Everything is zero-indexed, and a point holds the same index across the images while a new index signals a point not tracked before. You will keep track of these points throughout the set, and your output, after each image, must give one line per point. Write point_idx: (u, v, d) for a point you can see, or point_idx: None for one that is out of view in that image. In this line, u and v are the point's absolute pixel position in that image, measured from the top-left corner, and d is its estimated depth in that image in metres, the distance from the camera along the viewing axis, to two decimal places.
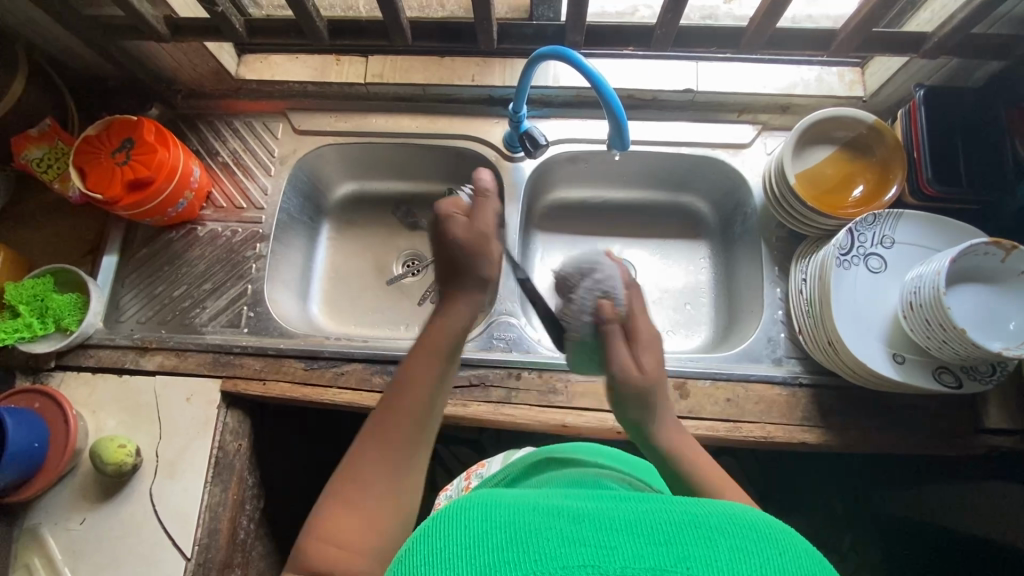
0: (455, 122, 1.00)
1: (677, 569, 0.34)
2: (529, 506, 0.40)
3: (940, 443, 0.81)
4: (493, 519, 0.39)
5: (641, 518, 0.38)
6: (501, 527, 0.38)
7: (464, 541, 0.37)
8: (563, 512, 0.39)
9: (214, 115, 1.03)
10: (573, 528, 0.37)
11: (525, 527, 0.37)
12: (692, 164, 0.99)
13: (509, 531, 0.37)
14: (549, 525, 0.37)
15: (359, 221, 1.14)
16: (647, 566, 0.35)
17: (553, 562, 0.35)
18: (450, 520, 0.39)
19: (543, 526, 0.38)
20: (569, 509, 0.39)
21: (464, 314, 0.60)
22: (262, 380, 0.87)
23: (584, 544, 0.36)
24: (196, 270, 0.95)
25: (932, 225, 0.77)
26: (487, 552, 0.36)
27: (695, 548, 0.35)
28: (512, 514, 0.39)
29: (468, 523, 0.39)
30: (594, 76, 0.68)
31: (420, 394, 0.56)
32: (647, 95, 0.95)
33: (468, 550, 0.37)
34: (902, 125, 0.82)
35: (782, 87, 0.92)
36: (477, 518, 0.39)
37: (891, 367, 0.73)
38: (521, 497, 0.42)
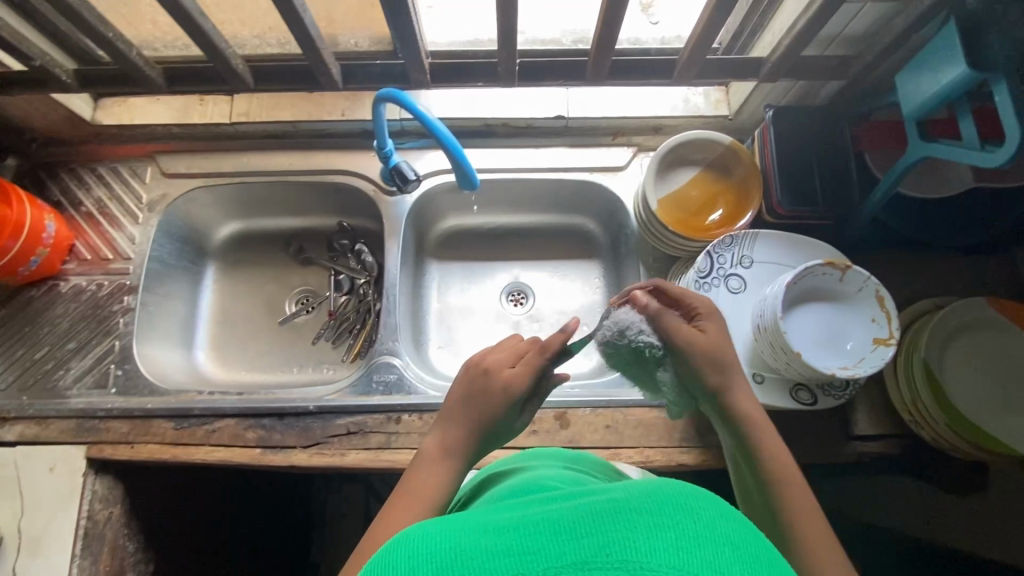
0: (331, 157, 0.97)
1: (595, 562, 0.30)
2: (458, 529, 0.36)
3: (814, 453, 0.83)
4: (426, 549, 0.34)
5: (563, 514, 0.34)
6: (427, 556, 0.34)
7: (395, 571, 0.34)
8: (491, 528, 0.35)
9: (77, 162, 0.98)
10: (496, 541, 0.34)
11: (447, 545, 0.34)
12: (574, 188, 0.99)
13: (435, 560, 0.33)
14: (471, 540, 0.34)
15: (248, 260, 1.10)
16: (568, 561, 0.31)
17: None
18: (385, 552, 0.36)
19: (470, 544, 0.34)
20: (497, 525, 0.36)
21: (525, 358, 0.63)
22: (129, 444, 0.83)
23: (505, 554, 0.32)
24: (58, 329, 0.90)
25: (787, 243, 0.79)
26: None
27: (613, 531, 0.31)
28: (444, 537, 0.35)
29: (398, 562, 0.34)
30: (426, 118, 0.70)
31: (467, 434, 0.59)
32: (521, 123, 0.95)
33: None
34: (757, 146, 0.84)
35: (652, 110, 0.93)
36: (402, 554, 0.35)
37: (751, 388, 0.74)
38: (454, 520, 0.38)
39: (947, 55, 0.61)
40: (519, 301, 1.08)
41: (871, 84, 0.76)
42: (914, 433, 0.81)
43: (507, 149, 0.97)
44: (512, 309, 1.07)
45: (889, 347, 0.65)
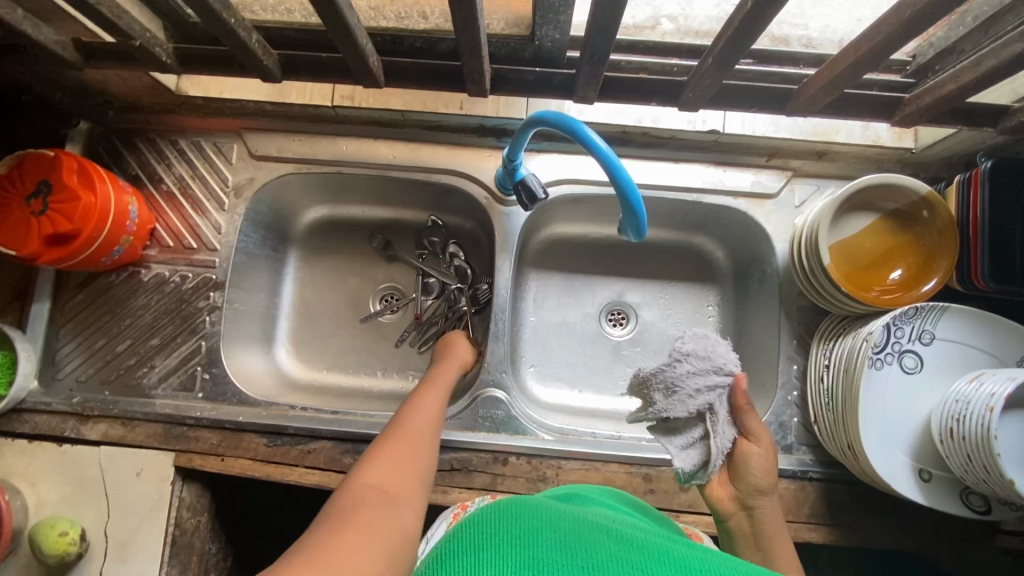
0: (440, 153, 0.85)
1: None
2: (579, 524, 0.45)
3: (953, 544, 0.76)
4: (551, 527, 0.43)
5: (690, 559, 0.40)
6: (554, 533, 0.42)
7: (520, 532, 0.42)
8: (612, 533, 0.44)
9: (156, 132, 0.88)
10: (621, 549, 0.41)
11: (573, 532, 0.42)
12: (709, 211, 0.88)
13: (558, 531, 0.42)
14: (597, 537, 0.42)
15: (331, 249, 1.01)
16: None
17: (595, 565, 0.38)
18: (513, 513, 0.45)
19: (599, 547, 0.41)
20: (618, 535, 0.44)
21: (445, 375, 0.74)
22: (220, 457, 0.78)
23: (628, 559, 0.39)
24: (140, 322, 0.84)
25: (980, 323, 0.68)
26: (537, 547, 0.40)
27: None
28: (570, 531, 0.43)
29: (524, 522, 0.43)
30: (595, 146, 0.59)
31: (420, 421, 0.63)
32: (665, 133, 0.81)
33: (518, 539, 0.41)
34: (959, 199, 0.70)
35: (819, 132, 0.80)
36: (526, 521, 0.43)
37: (916, 484, 0.66)
38: (571, 517, 0.47)
39: None
40: (620, 323, 0.99)
41: None
42: None
43: (642, 162, 0.84)
44: (613, 331, 0.98)
45: None
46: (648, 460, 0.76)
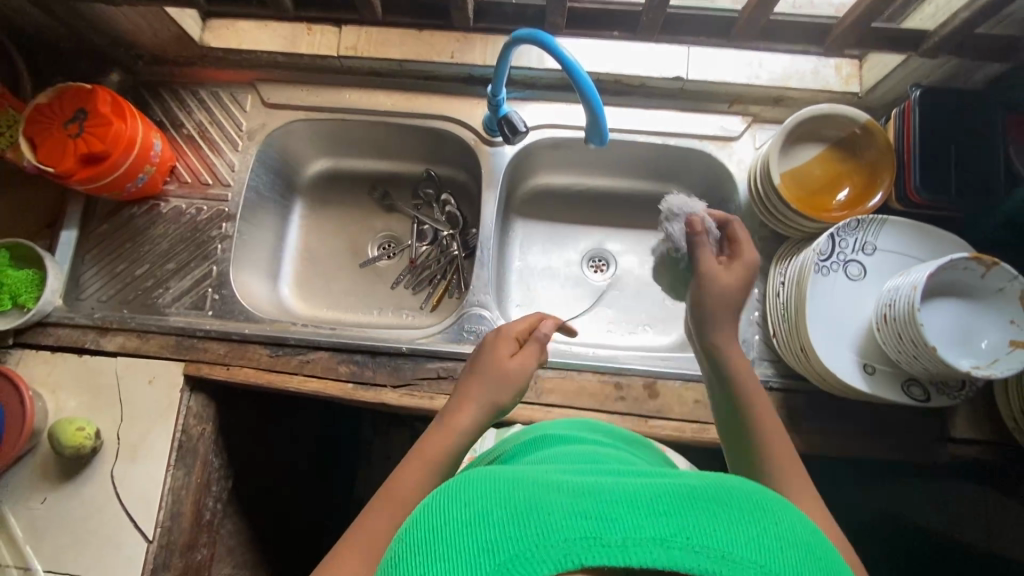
0: (433, 101, 0.95)
1: (675, 540, 0.33)
2: (524, 482, 0.38)
3: (906, 451, 0.81)
4: (499, 491, 0.37)
5: (641, 490, 0.36)
6: (502, 500, 0.36)
7: (463, 520, 0.36)
8: (561, 485, 0.37)
9: (179, 83, 0.97)
10: (574, 501, 0.35)
11: (522, 498, 0.36)
12: (677, 155, 0.95)
13: (507, 504, 0.35)
14: (546, 497, 0.36)
15: (333, 200, 1.10)
16: (654, 537, 0.33)
17: (556, 535, 0.33)
18: (448, 502, 0.37)
19: (550, 501, 0.35)
20: (569, 485, 0.37)
21: (495, 378, 0.64)
22: (225, 366, 0.85)
23: (587, 515, 0.34)
24: (158, 249, 0.92)
25: (916, 233, 0.75)
26: (487, 528, 0.35)
27: (695, 516, 0.34)
28: (517, 489, 0.37)
29: (467, 499, 0.37)
30: (566, 60, 0.67)
31: (466, 418, 0.62)
32: (635, 81, 0.91)
33: (467, 526, 0.35)
34: (896, 127, 0.78)
35: (776, 77, 0.88)
36: (472, 486, 0.38)
37: (861, 377, 0.72)
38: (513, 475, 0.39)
39: None
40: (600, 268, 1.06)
41: None
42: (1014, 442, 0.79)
43: (616, 107, 0.93)
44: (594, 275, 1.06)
45: None
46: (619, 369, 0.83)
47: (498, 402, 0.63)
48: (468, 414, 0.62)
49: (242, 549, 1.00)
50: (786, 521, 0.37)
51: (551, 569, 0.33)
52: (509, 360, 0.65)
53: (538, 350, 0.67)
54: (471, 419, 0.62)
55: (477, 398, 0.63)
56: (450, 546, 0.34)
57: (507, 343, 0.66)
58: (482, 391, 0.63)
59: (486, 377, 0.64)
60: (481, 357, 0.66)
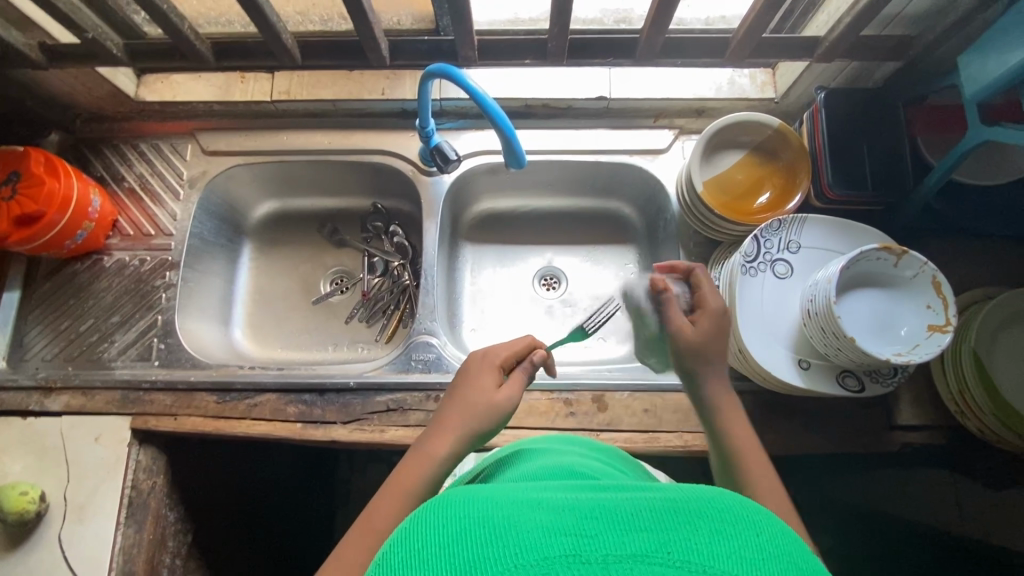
0: (369, 136, 0.97)
1: (657, 556, 0.33)
2: (510, 501, 0.39)
3: (858, 443, 0.82)
4: (474, 513, 0.37)
5: (618, 507, 0.37)
6: (478, 521, 0.36)
7: (443, 537, 0.36)
8: (542, 505, 0.38)
9: (119, 138, 0.99)
10: (552, 519, 0.36)
11: (502, 520, 0.36)
12: (612, 171, 0.98)
13: (491, 524, 0.36)
14: (530, 516, 0.36)
15: (282, 239, 1.11)
16: (631, 551, 0.33)
17: (537, 554, 0.33)
18: (426, 524, 0.37)
19: (528, 522, 0.36)
20: (552, 504, 0.38)
21: (467, 425, 0.61)
22: (172, 416, 0.84)
23: (565, 533, 0.34)
24: (103, 303, 0.92)
25: (836, 228, 0.77)
26: (465, 546, 0.35)
27: (676, 530, 0.35)
28: (497, 510, 0.37)
29: (443, 519, 0.37)
30: (475, 90, 0.69)
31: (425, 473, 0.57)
32: (562, 104, 0.94)
33: (443, 545, 0.35)
34: (807, 128, 0.82)
35: (696, 91, 0.91)
36: (454, 506, 0.38)
37: (796, 373, 0.73)
38: (494, 492, 0.40)
39: (1017, 39, 0.61)
40: (553, 285, 1.08)
41: (928, 66, 0.75)
42: (956, 423, 0.80)
43: (546, 129, 0.96)
44: (546, 293, 1.07)
45: (945, 334, 0.63)
46: (568, 385, 0.84)
47: (474, 441, 0.61)
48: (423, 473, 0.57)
49: None
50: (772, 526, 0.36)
51: None
52: (497, 389, 0.64)
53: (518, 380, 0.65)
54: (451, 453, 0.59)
55: (444, 446, 0.59)
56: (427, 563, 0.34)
57: (492, 373, 0.65)
58: (464, 426, 0.60)
59: (465, 400, 0.62)
60: (461, 381, 0.65)
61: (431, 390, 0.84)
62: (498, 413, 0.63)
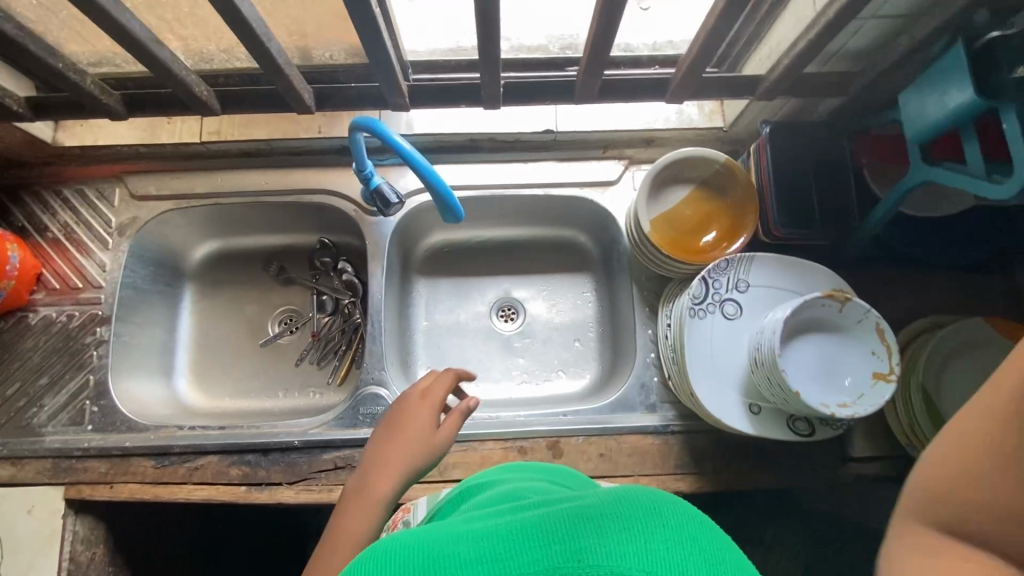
0: (309, 175, 0.93)
1: (568, 567, 0.34)
2: (436, 538, 0.39)
3: (812, 477, 0.82)
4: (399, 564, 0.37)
5: (533, 523, 0.37)
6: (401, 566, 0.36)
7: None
8: (465, 536, 0.38)
9: (40, 185, 0.93)
10: (470, 549, 0.36)
11: (423, 557, 0.36)
12: (563, 203, 0.95)
13: (416, 558, 0.37)
14: (451, 550, 0.37)
15: (226, 280, 1.06)
16: (541, 569, 0.34)
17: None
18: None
19: (449, 554, 0.36)
20: (474, 533, 0.38)
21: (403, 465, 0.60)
22: (109, 484, 0.80)
23: (481, 563, 0.35)
24: (29, 364, 0.87)
25: (783, 266, 0.76)
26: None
27: (582, 538, 0.35)
28: (419, 551, 0.37)
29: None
30: (403, 147, 0.66)
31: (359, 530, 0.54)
32: (507, 138, 0.91)
33: None
34: (753, 162, 0.80)
35: (644, 122, 0.89)
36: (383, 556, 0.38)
37: (748, 418, 0.73)
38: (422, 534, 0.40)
39: (956, 79, 0.59)
40: (510, 317, 1.05)
41: (871, 101, 0.74)
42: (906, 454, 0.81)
43: (493, 163, 0.93)
44: (504, 325, 1.05)
45: (889, 383, 0.63)
46: (522, 432, 0.82)
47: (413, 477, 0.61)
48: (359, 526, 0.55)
49: None
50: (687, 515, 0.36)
51: None
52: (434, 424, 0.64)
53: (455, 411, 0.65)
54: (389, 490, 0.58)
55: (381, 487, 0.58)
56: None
57: (429, 410, 0.65)
58: (408, 463, 0.61)
59: (399, 439, 0.62)
60: (400, 419, 0.64)
61: None
62: (434, 451, 0.62)
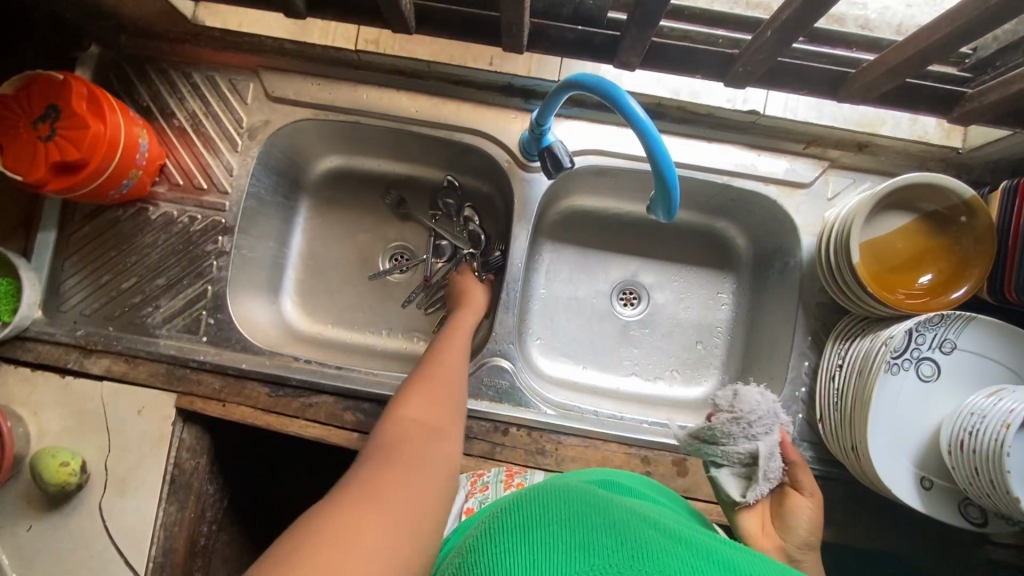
0: (464, 110, 0.82)
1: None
2: (621, 513, 0.41)
3: (942, 552, 0.76)
4: (592, 522, 0.39)
5: (730, 557, 0.38)
6: (595, 525, 0.39)
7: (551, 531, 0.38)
8: (655, 526, 0.40)
9: (169, 63, 0.84)
10: (667, 544, 0.38)
11: (615, 526, 0.39)
12: (738, 196, 0.84)
13: (609, 524, 0.39)
14: (646, 535, 0.38)
15: (342, 202, 0.99)
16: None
17: (648, 563, 0.36)
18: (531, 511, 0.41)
19: (645, 543, 0.37)
20: (663, 529, 0.40)
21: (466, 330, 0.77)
22: (221, 402, 0.78)
23: (681, 559, 0.36)
24: (147, 261, 0.82)
25: (1005, 337, 0.66)
26: (577, 538, 0.37)
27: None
28: (606, 519, 0.39)
29: (551, 502, 0.42)
30: (640, 119, 0.56)
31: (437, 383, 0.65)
32: (702, 110, 0.78)
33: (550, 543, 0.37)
34: (1003, 205, 0.68)
35: (863, 122, 0.76)
36: (557, 501, 0.42)
37: (917, 493, 0.66)
38: (607, 500, 0.43)
39: None
40: (632, 302, 0.97)
41: None
42: None
43: (675, 137, 0.80)
44: (624, 310, 0.97)
45: None
46: (648, 442, 0.77)
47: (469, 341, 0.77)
48: (433, 381, 0.66)
49: (238, 563, 0.98)
50: None
51: None
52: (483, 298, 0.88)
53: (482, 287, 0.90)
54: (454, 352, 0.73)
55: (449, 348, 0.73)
56: (548, 528, 0.39)
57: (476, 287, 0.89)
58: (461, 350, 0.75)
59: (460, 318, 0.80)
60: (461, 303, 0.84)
61: (502, 424, 0.77)
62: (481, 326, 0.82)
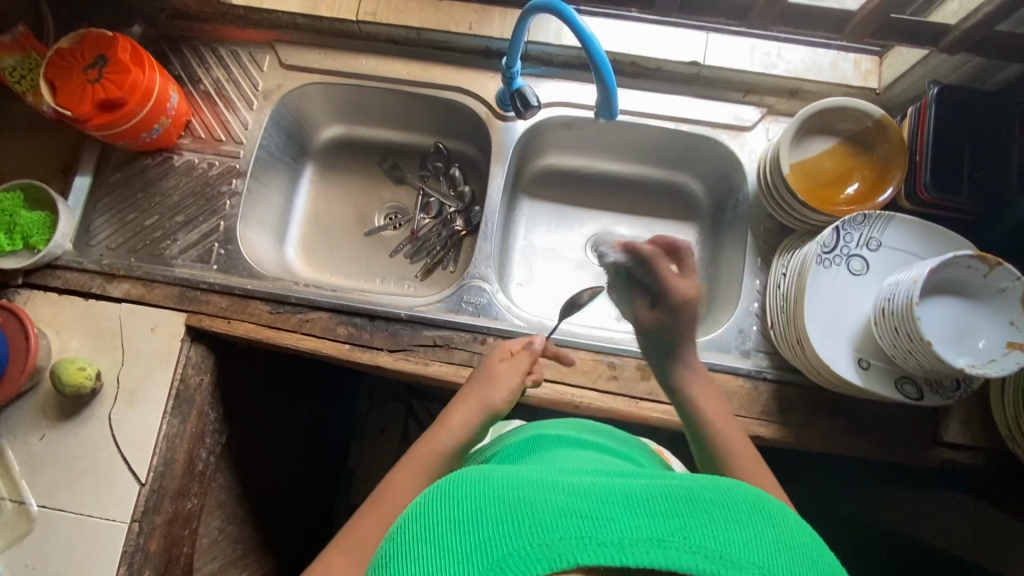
0: (449, 71, 0.95)
1: (672, 540, 0.34)
2: (525, 479, 0.39)
3: (897, 452, 0.80)
4: (499, 493, 0.38)
5: (637, 493, 0.37)
6: (499, 501, 0.37)
7: (457, 517, 0.37)
8: (561, 484, 0.38)
9: (200, 40, 0.99)
10: (569, 500, 0.36)
11: (521, 497, 0.37)
12: (691, 142, 0.95)
13: (504, 504, 0.37)
14: (550, 496, 0.37)
15: (342, 167, 1.11)
16: (645, 537, 0.34)
17: (552, 533, 0.35)
18: (445, 496, 0.39)
19: (552, 506, 0.36)
20: (569, 484, 0.38)
21: (492, 394, 0.66)
22: (226, 319, 0.86)
23: (584, 516, 0.35)
24: (168, 201, 0.93)
25: (922, 231, 0.74)
26: (485, 525, 0.36)
27: (686, 517, 0.36)
28: (514, 488, 0.38)
29: (466, 492, 0.39)
30: (586, 36, 0.69)
31: (444, 438, 0.64)
32: (651, 64, 0.91)
33: (462, 525, 0.37)
34: (911, 123, 0.78)
35: (792, 70, 0.88)
36: (464, 492, 0.39)
37: (856, 372, 0.72)
38: (515, 470, 0.41)
39: None
40: None
41: None
42: (1004, 451, 0.78)
43: (630, 89, 0.93)
44: (598, 259, 1.05)
45: None
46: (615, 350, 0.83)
47: (493, 411, 0.66)
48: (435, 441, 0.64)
49: (233, 502, 1.01)
50: (785, 522, 0.37)
51: (546, 566, 0.34)
52: (500, 364, 0.69)
53: (528, 360, 0.71)
54: (466, 418, 0.65)
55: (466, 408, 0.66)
56: (448, 541, 0.36)
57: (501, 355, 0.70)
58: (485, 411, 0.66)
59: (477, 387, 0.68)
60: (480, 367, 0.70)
61: (480, 335, 0.84)
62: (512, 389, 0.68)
